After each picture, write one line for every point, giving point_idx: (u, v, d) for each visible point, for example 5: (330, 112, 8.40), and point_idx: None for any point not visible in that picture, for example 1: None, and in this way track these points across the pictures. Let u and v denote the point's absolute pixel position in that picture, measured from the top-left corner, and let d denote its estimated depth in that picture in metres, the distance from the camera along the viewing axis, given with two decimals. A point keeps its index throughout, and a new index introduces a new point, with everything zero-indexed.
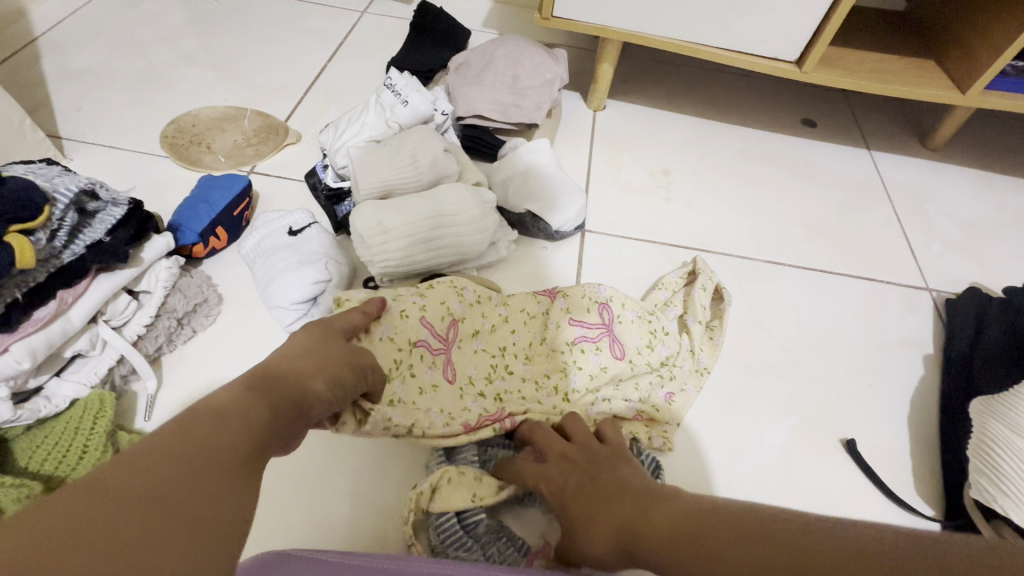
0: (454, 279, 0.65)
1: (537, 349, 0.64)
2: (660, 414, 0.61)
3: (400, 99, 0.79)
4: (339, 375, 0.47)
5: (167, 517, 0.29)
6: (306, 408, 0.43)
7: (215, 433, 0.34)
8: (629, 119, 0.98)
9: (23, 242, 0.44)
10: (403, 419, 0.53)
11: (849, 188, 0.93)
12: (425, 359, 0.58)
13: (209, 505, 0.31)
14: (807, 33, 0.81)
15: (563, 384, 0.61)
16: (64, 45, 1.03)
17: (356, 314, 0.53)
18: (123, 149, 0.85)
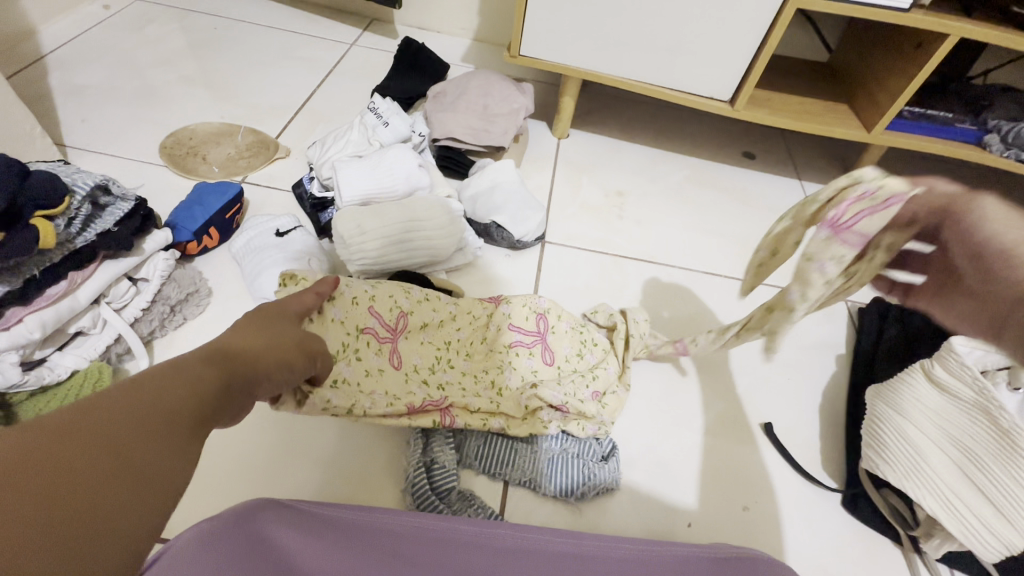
0: (403, 283, 0.71)
1: (475, 347, 0.70)
2: (586, 407, 0.65)
3: (381, 121, 0.89)
4: (288, 358, 0.50)
5: (108, 477, 0.30)
6: (254, 385, 0.45)
7: (165, 392, 0.35)
8: (588, 147, 1.10)
9: (46, 226, 0.51)
10: (343, 401, 0.60)
11: (781, 212, 1.05)
12: (371, 345, 0.65)
13: (153, 461, 0.32)
14: (737, 76, 0.94)
15: (501, 380, 0.67)
16: (69, 63, 1.11)
17: (309, 296, 0.60)
18: (123, 158, 0.93)
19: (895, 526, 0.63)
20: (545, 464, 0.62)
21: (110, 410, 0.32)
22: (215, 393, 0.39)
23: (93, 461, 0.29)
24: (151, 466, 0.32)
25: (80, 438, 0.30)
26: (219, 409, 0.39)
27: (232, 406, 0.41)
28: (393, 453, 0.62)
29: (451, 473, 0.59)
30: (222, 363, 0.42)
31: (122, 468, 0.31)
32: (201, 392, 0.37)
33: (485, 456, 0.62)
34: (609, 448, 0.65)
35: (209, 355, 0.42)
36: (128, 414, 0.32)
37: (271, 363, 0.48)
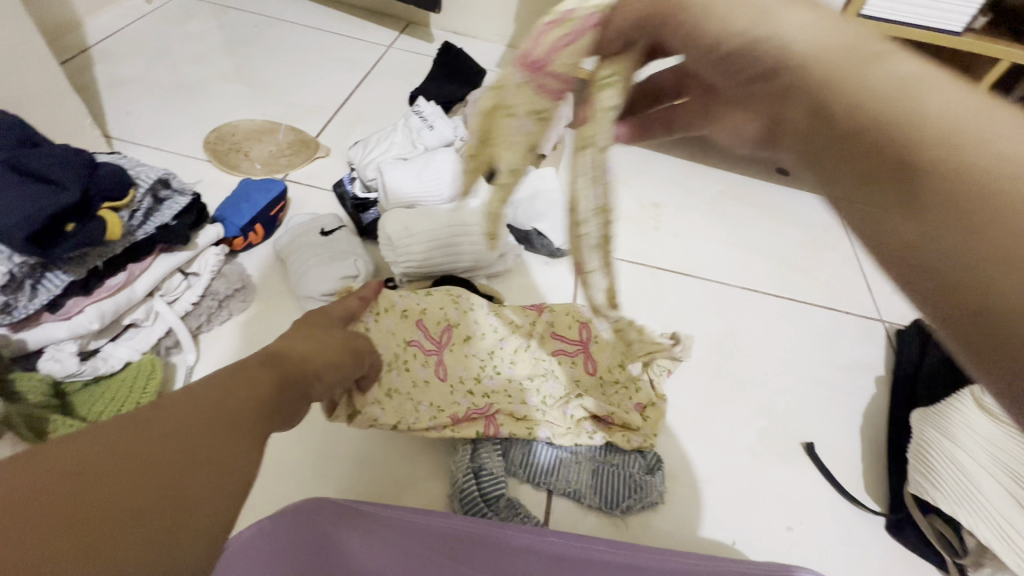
0: (451, 289, 0.69)
1: (517, 356, 0.68)
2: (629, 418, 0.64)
3: (426, 124, 0.89)
4: (336, 360, 0.50)
5: (171, 474, 0.30)
6: (307, 384, 0.45)
7: (227, 392, 0.36)
8: (624, 157, 1.10)
9: (113, 218, 0.52)
10: (388, 418, 0.59)
11: (816, 230, 1.05)
12: (418, 357, 0.64)
13: (218, 456, 0.32)
14: None
15: (546, 392, 0.66)
16: (113, 55, 1.12)
17: (353, 300, 0.59)
18: (168, 151, 0.93)
19: (945, 556, 0.61)
20: (590, 475, 0.62)
21: (170, 411, 0.33)
22: (273, 396, 0.39)
23: (153, 460, 0.30)
24: (213, 461, 0.32)
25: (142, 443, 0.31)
26: (275, 410, 0.39)
27: (288, 407, 0.42)
28: (440, 457, 0.62)
29: (499, 481, 0.58)
30: (276, 369, 0.42)
31: (188, 462, 0.31)
32: (256, 394, 0.38)
33: (530, 465, 0.61)
34: (655, 462, 0.64)
35: (264, 360, 0.43)
36: (185, 415, 0.33)
37: (323, 365, 0.48)
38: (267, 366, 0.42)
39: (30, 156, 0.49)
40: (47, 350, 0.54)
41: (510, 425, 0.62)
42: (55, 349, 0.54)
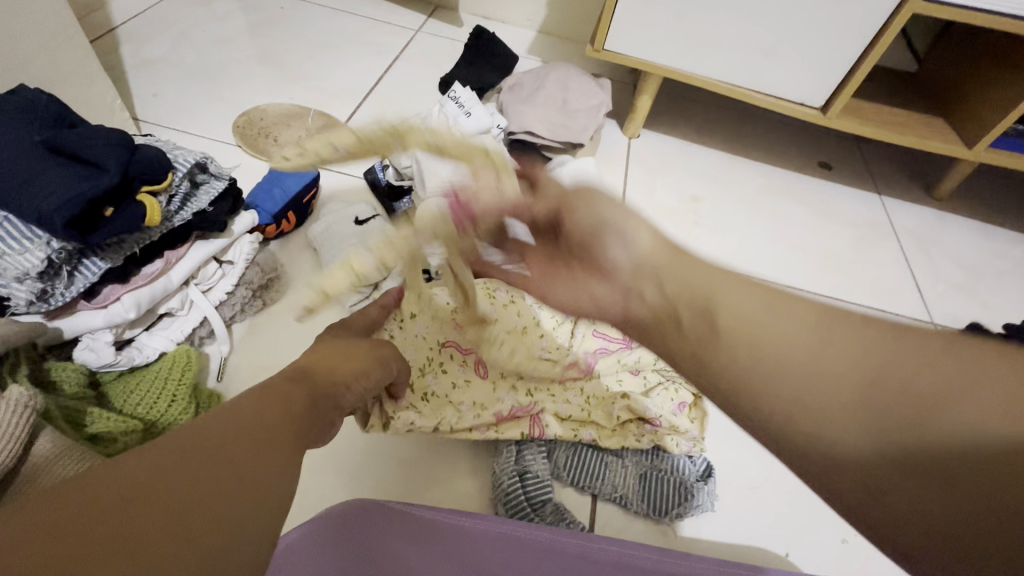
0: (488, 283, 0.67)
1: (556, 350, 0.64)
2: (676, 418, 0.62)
3: (463, 110, 0.86)
4: (369, 368, 0.48)
5: (213, 503, 0.30)
6: (337, 396, 0.44)
7: (258, 415, 0.35)
8: (662, 148, 1.06)
9: (153, 203, 0.50)
10: (428, 420, 0.57)
11: (862, 228, 1.00)
12: (455, 358, 0.63)
13: (258, 481, 0.32)
14: (832, 84, 0.90)
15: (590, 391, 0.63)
16: (139, 35, 1.10)
17: (373, 310, 0.58)
18: (196, 135, 0.91)
19: None
20: (637, 480, 0.59)
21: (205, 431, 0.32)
22: (304, 412, 0.39)
23: (195, 490, 0.29)
24: (254, 483, 0.32)
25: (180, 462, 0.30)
26: (308, 425, 0.39)
27: (321, 420, 0.41)
28: (482, 457, 0.60)
29: (545, 485, 0.56)
30: (306, 382, 0.42)
31: (231, 488, 0.31)
32: (287, 412, 0.37)
33: (575, 469, 0.59)
34: (705, 468, 0.61)
35: (292, 375, 0.42)
36: (221, 441, 0.32)
37: (353, 374, 0.47)
38: (293, 381, 0.41)
39: (68, 137, 0.47)
40: (83, 340, 0.52)
41: (555, 425, 0.59)
42: (90, 338, 0.52)
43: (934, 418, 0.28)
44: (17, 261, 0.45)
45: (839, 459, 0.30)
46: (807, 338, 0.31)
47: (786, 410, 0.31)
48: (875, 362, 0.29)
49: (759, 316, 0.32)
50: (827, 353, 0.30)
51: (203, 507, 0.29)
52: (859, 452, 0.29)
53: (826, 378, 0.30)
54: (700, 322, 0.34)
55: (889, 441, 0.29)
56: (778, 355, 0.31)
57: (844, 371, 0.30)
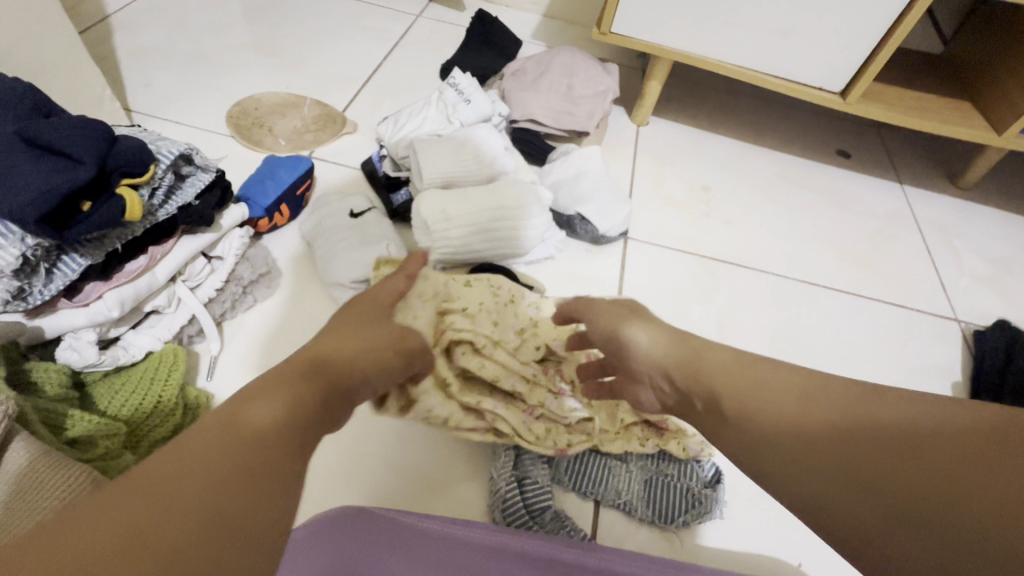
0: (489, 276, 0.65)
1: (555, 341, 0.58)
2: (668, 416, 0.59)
3: (462, 98, 0.83)
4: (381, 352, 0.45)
5: (194, 543, 0.29)
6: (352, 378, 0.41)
7: (256, 436, 0.33)
8: (671, 136, 1.02)
9: (133, 198, 0.47)
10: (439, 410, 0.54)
11: (882, 219, 0.96)
12: None
13: (246, 516, 0.31)
14: (852, 67, 0.85)
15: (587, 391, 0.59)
16: (132, 24, 1.07)
17: (398, 280, 0.51)
18: (189, 126, 0.89)
19: None
20: (643, 485, 0.56)
21: (193, 436, 0.32)
22: (311, 399, 0.37)
23: (176, 530, 0.28)
24: (241, 518, 0.30)
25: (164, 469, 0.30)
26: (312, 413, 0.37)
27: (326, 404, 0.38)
28: (479, 461, 0.58)
29: (546, 491, 0.53)
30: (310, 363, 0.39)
31: (216, 525, 0.29)
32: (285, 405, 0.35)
33: (577, 473, 0.56)
34: (714, 473, 0.58)
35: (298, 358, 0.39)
36: (209, 471, 0.31)
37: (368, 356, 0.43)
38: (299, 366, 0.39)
39: (39, 125, 0.44)
40: (65, 339, 0.50)
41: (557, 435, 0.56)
42: (72, 338, 0.50)
43: (897, 460, 0.34)
44: None
45: (830, 505, 0.35)
46: (793, 403, 0.38)
47: (792, 455, 0.37)
48: (856, 430, 0.36)
49: (774, 400, 0.39)
50: (819, 414, 0.37)
51: (184, 547, 0.28)
52: (844, 505, 0.35)
53: (815, 430, 0.37)
54: (717, 414, 0.42)
55: (871, 493, 0.34)
56: (766, 416, 0.39)
57: (835, 426, 0.37)
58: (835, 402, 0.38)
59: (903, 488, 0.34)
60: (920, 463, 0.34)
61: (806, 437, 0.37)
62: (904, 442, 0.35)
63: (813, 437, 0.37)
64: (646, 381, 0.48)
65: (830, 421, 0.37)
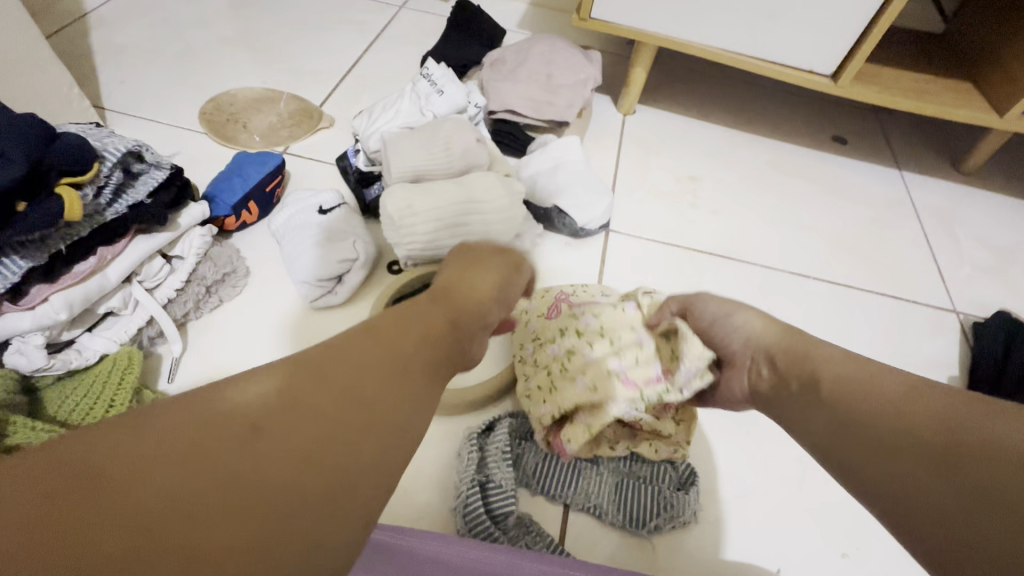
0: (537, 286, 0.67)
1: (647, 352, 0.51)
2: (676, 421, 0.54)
3: (436, 88, 0.81)
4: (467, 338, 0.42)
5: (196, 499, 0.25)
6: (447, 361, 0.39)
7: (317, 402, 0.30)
8: (658, 125, 0.99)
9: (72, 197, 0.46)
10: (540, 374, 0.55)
11: (878, 207, 0.92)
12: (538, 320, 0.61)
13: (262, 491, 0.27)
14: (843, 49, 0.81)
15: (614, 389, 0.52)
16: (110, 21, 1.06)
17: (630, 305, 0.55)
18: (163, 123, 0.88)
19: None
20: (613, 488, 0.54)
21: (303, 395, 0.30)
22: (410, 383, 0.34)
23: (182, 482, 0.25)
24: (256, 488, 0.26)
25: (271, 424, 0.28)
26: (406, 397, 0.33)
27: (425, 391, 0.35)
28: (444, 466, 0.55)
29: (509, 496, 0.51)
30: (423, 341, 0.37)
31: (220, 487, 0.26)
32: (386, 384, 0.33)
33: (545, 475, 0.54)
34: (688, 474, 0.56)
35: (412, 332, 0.37)
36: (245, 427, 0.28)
37: (456, 344, 0.40)
38: (410, 341, 0.36)
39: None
40: (13, 342, 0.49)
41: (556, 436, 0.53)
42: (21, 341, 0.49)
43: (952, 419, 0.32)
44: None
45: (876, 475, 0.33)
46: (862, 376, 0.37)
47: (842, 431, 0.36)
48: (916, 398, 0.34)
49: (845, 375, 0.38)
50: (884, 386, 0.36)
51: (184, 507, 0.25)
52: (897, 476, 0.32)
53: (878, 401, 0.35)
54: (802, 384, 0.40)
55: (926, 458, 0.31)
56: (832, 385, 0.38)
57: (889, 394, 0.35)
58: (891, 375, 0.36)
59: (951, 451, 0.31)
60: (984, 433, 0.30)
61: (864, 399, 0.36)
62: (953, 413, 0.32)
63: (870, 404, 0.35)
64: (742, 365, 0.45)
65: (897, 397, 0.35)
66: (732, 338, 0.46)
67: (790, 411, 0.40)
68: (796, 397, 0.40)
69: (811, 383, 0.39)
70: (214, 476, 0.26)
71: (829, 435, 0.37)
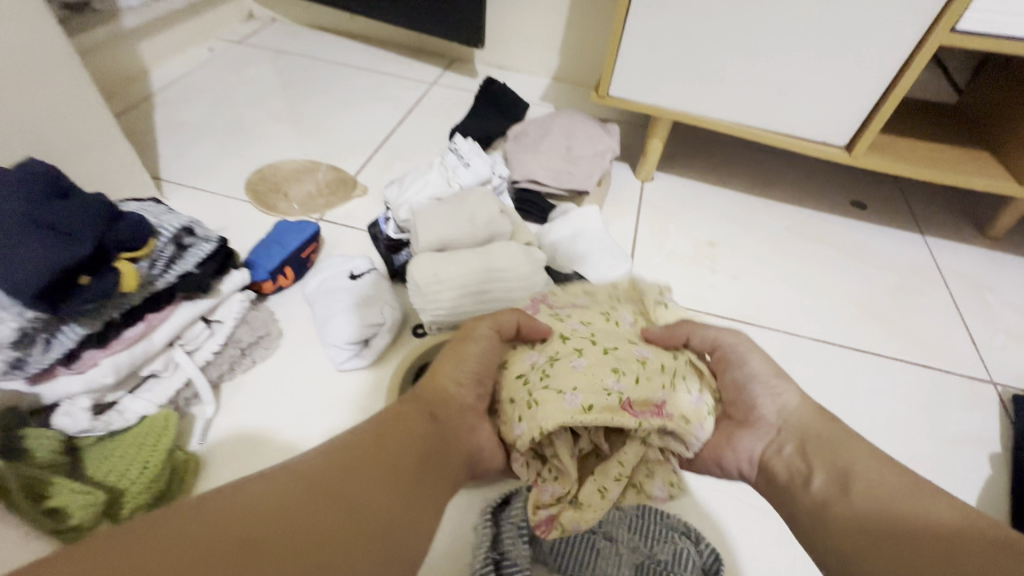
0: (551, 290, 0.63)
1: (646, 371, 0.49)
2: (686, 428, 0.48)
3: (463, 161, 0.86)
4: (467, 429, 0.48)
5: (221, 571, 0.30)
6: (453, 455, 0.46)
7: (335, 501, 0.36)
8: (676, 191, 1.02)
9: (124, 265, 0.51)
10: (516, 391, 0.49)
11: (903, 272, 0.91)
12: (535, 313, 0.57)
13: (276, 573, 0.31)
14: (855, 121, 0.84)
15: (614, 416, 0.45)
16: (174, 100, 1.18)
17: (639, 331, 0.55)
18: (212, 193, 0.95)
19: None
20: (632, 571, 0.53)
21: (328, 491, 0.36)
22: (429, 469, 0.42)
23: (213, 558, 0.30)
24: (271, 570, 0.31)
25: (316, 503, 0.35)
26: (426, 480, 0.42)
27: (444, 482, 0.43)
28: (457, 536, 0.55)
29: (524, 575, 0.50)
30: (428, 439, 0.44)
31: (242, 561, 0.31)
32: (397, 466, 0.40)
33: (563, 551, 0.53)
34: (712, 560, 0.53)
35: (416, 429, 0.44)
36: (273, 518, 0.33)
37: (458, 439, 0.47)
38: (423, 435, 0.44)
39: (25, 204, 0.48)
40: (61, 405, 0.52)
41: (549, 490, 0.48)
42: (69, 405, 0.52)
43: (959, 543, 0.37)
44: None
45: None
46: (899, 483, 0.42)
47: (861, 534, 0.40)
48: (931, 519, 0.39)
49: (880, 481, 0.42)
50: (911, 499, 0.41)
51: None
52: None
53: (901, 512, 0.40)
54: (835, 480, 0.43)
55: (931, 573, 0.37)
56: (868, 485, 0.42)
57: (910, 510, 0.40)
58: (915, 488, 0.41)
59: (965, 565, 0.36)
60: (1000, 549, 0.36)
61: (886, 509, 0.41)
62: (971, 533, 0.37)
63: (900, 512, 0.40)
64: (766, 431, 0.49)
65: (931, 511, 0.39)
66: (765, 401, 0.50)
67: (803, 492, 0.45)
68: (820, 491, 0.44)
69: (844, 487, 0.43)
70: (271, 547, 0.32)
71: (847, 533, 0.41)
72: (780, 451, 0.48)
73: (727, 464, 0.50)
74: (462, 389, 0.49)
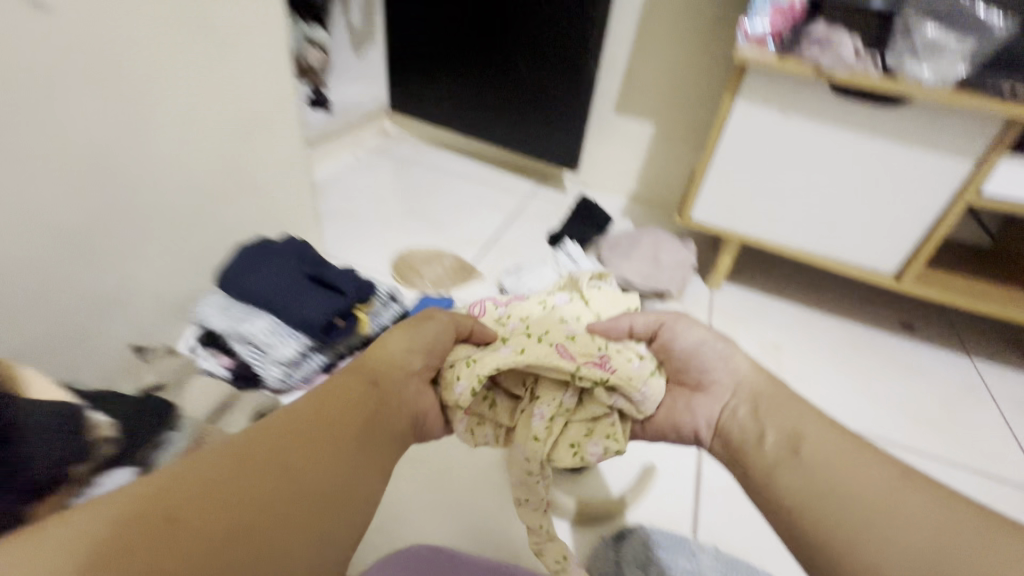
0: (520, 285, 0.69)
1: (582, 344, 0.54)
2: (631, 384, 0.51)
3: (573, 261, 1.08)
4: (411, 390, 0.51)
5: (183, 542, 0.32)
6: (390, 415, 0.47)
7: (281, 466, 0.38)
8: (742, 300, 1.19)
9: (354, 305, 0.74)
10: (461, 361, 0.54)
11: (955, 388, 1.02)
12: (484, 310, 0.60)
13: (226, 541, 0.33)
14: (902, 254, 1.02)
15: (547, 363, 0.51)
16: (329, 195, 1.49)
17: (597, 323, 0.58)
18: (363, 269, 1.19)
19: None
20: None
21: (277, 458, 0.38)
22: (356, 419, 0.44)
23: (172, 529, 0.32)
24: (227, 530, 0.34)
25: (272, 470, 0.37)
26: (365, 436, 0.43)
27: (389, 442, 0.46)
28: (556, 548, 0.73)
29: None
30: (356, 405, 0.44)
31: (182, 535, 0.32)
32: (327, 442, 0.41)
33: None
34: None
35: (349, 390, 0.45)
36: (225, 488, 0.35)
37: (396, 398, 0.49)
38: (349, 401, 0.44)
39: (294, 270, 0.76)
40: None
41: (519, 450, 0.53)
42: None
43: (930, 520, 0.38)
44: (274, 349, 0.72)
45: (839, 544, 0.39)
46: (850, 456, 0.43)
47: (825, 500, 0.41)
48: (895, 495, 0.40)
49: (831, 452, 0.43)
50: (870, 476, 0.41)
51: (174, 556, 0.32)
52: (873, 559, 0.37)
53: (863, 485, 0.41)
54: (788, 442, 0.45)
55: (900, 549, 0.37)
56: (819, 458, 0.43)
57: (875, 485, 0.40)
58: (877, 466, 0.42)
59: (921, 532, 0.37)
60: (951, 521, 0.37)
61: (849, 484, 0.41)
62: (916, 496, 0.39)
63: (853, 479, 0.41)
64: (725, 403, 0.51)
65: (877, 479, 0.41)
66: (719, 367, 0.53)
67: (757, 452, 0.47)
68: (772, 454, 0.46)
69: (794, 449, 0.45)
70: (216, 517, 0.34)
71: (792, 495, 0.42)
72: (735, 413, 0.50)
73: (684, 427, 0.53)
74: (405, 357, 0.51)
